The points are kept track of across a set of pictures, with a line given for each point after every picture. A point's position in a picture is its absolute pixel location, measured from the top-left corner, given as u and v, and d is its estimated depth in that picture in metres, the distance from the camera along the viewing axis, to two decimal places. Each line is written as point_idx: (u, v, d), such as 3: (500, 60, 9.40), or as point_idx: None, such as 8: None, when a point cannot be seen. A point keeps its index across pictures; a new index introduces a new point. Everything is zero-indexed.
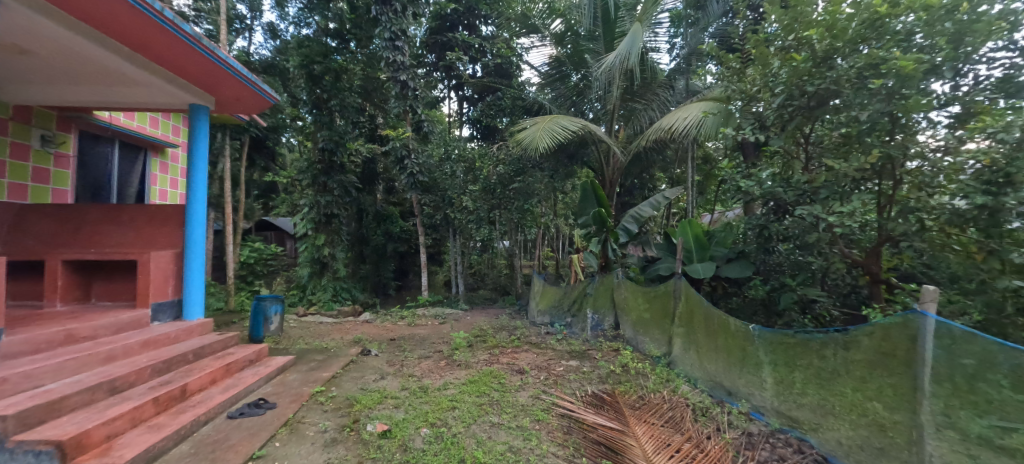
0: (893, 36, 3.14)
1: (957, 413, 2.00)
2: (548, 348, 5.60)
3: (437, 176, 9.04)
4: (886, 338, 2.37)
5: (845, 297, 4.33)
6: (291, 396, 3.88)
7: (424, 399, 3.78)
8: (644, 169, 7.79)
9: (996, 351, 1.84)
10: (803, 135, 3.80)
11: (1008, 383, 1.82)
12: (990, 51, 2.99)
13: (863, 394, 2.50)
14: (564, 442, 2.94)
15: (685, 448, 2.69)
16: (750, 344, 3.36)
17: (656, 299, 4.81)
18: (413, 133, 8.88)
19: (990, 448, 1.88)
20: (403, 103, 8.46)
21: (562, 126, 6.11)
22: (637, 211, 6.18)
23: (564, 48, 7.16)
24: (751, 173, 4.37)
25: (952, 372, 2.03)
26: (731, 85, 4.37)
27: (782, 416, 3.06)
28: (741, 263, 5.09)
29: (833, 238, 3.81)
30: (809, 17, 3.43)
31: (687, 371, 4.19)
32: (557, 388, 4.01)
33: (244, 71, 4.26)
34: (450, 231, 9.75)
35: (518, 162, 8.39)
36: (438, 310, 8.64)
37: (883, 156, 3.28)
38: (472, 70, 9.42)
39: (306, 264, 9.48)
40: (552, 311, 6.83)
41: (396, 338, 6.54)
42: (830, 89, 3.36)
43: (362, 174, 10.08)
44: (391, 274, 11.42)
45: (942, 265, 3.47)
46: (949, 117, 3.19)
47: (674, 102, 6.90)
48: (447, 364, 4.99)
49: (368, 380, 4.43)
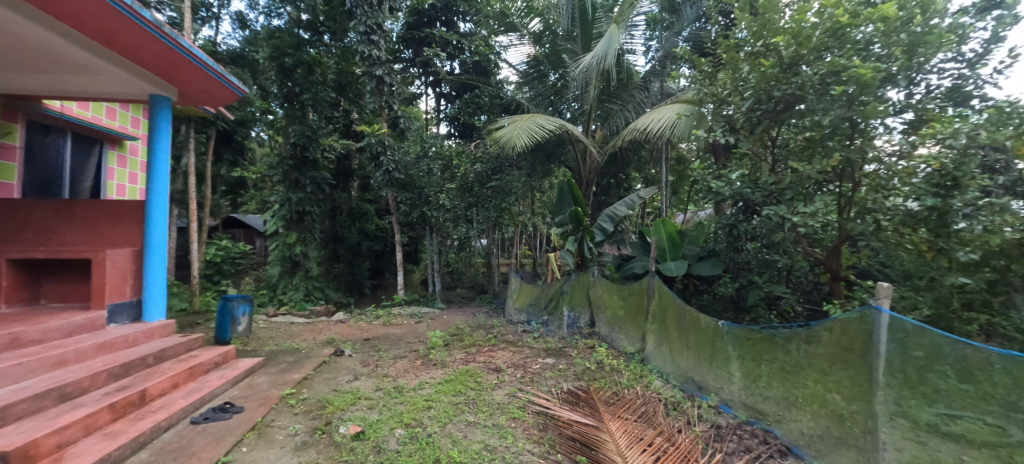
0: (853, 45, 3.29)
1: (909, 402, 2.13)
2: (524, 346, 5.62)
3: (414, 174, 8.92)
4: (845, 332, 2.48)
5: (808, 294, 4.51)
6: (259, 399, 3.75)
7: (399, 399, 3.73)
8: (619, 169, 7.92)
9: (943, 343, 1.97)
10: (770, 137, 3.94)
11: (954, 373, 1.95)
12: (940, 62, 3.20)
13: (824, 386, 2.61)
14: (540, 439, 2.96)
15: (657, 442, 2.75)
16: (719, 339, 3.46)
17: (630, 296, 4.90)
18: (389, 129, 8.73)
19: (938, 435, 2.01)
20: (379, 98, 8.32)
21: (539, 125, 6.13)
22: (613, 211, 6.27)
23: (542, 47, 7.19)
24: (721, 174, 4.53)
25: (904, 364, 2.15)
26: (703, 87, 4.48)
27: (749, 409, 3.17)
28: (713, 261, 5.21)
29: (797, 238, 3.98)
30: (776, 24, 3.55)
31: (659, 367, 4.29)
32: (532, 386, 4.03)
33: (210, 61, 4.06)
34: (427, 230, 9.66)
35: (496, 160, 8.39)
36: (415, 309, 8.55)
37: (843, 160, 3.45)
38: (450, 66, 9.32)
39: (277, 263, 9.19)
40: (529, 309, 6.85)
41: (370, 337, 6.43)
42: (795, 94, 3.50)
43: (336, 170, 9.84)
44: (366, 273, 11.21)
45: (896, 263, 3.68)
46: (903, 123, 3.37)
47: (649, 104, 7.05)
48: (422, 363, 4.94)
49: (340, 381, 4.33)
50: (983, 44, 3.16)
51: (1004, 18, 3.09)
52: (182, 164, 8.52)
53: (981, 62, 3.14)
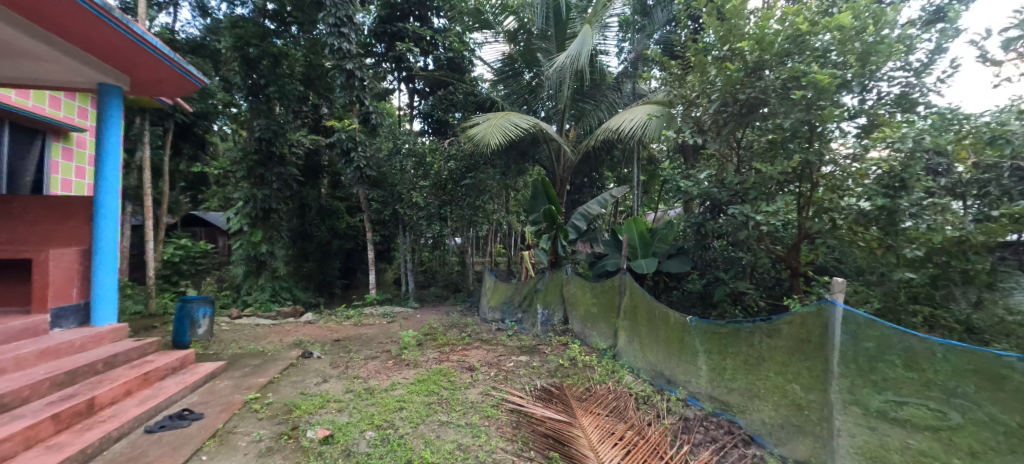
0: (812, 52, 3.44)
1: (861, 391, 2.25)
2: (498, 344, 5.62)
3: (387, 171, 8.75)
4: (803, 325, 2.60)
5: (770, 289, 4.70)
6: (220, 405, 3.58)
7: (370, 400, 3.65)
8: (593, 168, 8.03)
9: (892, 334, 2.09)
10: (735, 139, 4.07)
11: (901, 362, 2.07)
12: (890, 70, 3.40)
13: (784, 377, 2.73)
14: (513, 437, 2.96)
15: (627, 435, 2.79)
16: (687, 334, 3.57)
17: (603, 293, 4.97)
18: (361, 125, 8.55)
19: (886, 420, 2.13)
20: (350, 93, 8.10)
21: (514, 123, 6.11)
22: (586, 209, 6.33)
23: (517, 46, 7.21)
24: (690, 173, 4.66)
25: (856, 354, 2.28)
26: (673, 89, 4.58)
27: (714, 400, 3.28)
28: (682, 259, 5.32)
29: (760, 236, 4.15)
30: (742, 30, 3.67)
31: (630, 362, 4.38)
32: (506, 384, 4.03)
33: (166, 49, 3.83)
34: (400, 228, 9.50)
35: (470, 158, 8.33)
36: (387, 309, 8.41)
37: (803, 162, 3.62)
38: (423, 62, 9.17)
39: (241, 262, 8.82)
40: (502, 307, 6.86)
41: (341, 338, 6.26)
42: (758, 97, 3.64)
43: (305, 166, 9.53)
44: (337, 272, 10.93)
45: (850, 259, 3.88)
46: (857, 128, 3.56)
47: (621, 104, 7.18)
48: (394, 364, 4.85)
49: (308, 383, 4.20)
50: (927, 55, 3.39)
51: (946, 31, 3.33)
52: (136, 158, 8.03)
53: (926, 71, 3.36)
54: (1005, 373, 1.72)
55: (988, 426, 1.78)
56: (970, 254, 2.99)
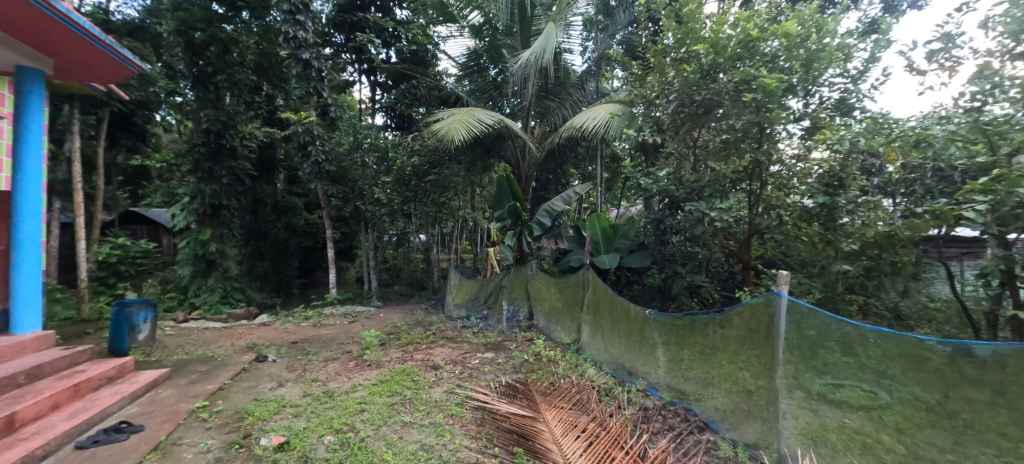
0: (762, 57, 3.62)
1: (803, 375, 2.41)
2: (463, 342, 5.59)
3: (347, 166, 8.45)
4: (753, 315, 2.74)
5: (724, 282, 4.96)
6: (163, 415, 3.34)
7: (329, 404, 3.52)
8: (558, 165, 8.11)
9: (830, 322, 2.24)
10: (692, 138, 4.21)
11: (839, 348, 2.23)
12: (831, 76, 3.64)
13: (735, 365, 2.87)
14: (477, 435, 2.96)
15: (590, 427, 2.82)
16: (647, 327, 3.68)
17: (567, 289, 5.03)
18: (319, 118, 8.21)
19: (826, 402, 2.29)
20: (306, 84, 7.73)
21: (478, 119, 6.06)
22: (551, 205, 6.32)
23: (481, 41, 7.14)
24: (651, 171, 4.83)
25: (799, 341, 2.44)
26: (633, 89, 4.68)
27: (672, 390, 3.42)
28: (642, 254, 5.52)
29: (715, 231, 4.35)
30: (698, 34, 3.78)
31: (593, 355, 4.49)
32: (471, 381, 4.01)
33: (95, 30, 3.48)
34: (363, 225, 9.25)
35: (434, 154, 8.17)
36: (349, 309, 8.16)
37: (753, 161, 3.82)
38: (385, 54, 8.90)
39: (188, 262, 8.26)
40: (468, 304, 6.84)
41: (298, 340, 6.01)
42: (712, 99, 3.79)
43: (259, 160, 9.04)
44: (295, 271, 10.48)
45: (794, 253, 4.13)
46: (801, 130, 3.76)
47: (585, 102, 7.29)
48: (356, 365, 4.71)
49: (262, 388, 3.99)
50: (863, 63, 3.66)
51: (879, 42, 3.60)
52: (64, 150, 7.31)
53: (862, 78, 3.63)
54: (925, 355, 1.89)
55: (912, 403, 1.95)
56: (898, 247, 3.21)
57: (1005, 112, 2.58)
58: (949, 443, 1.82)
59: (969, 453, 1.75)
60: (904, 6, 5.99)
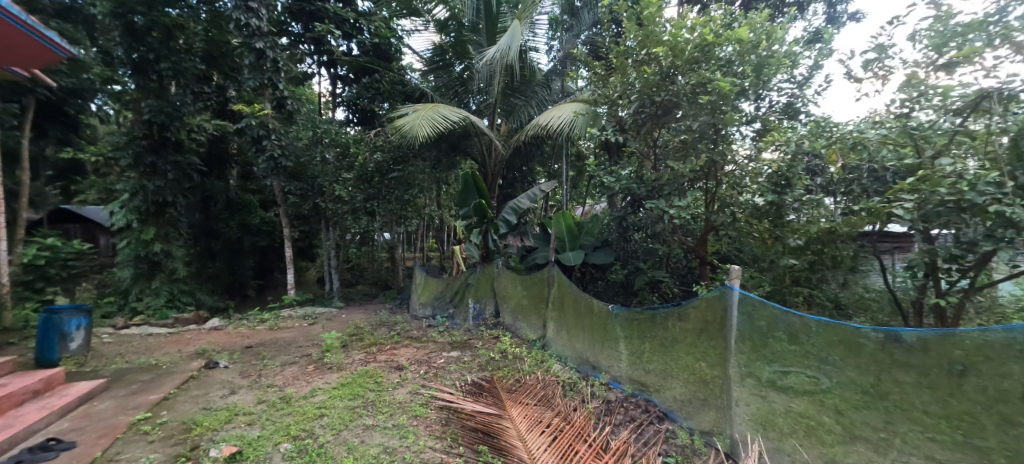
0: (716, 61, 3.76)
1: (754, 364, 2.54)
2: (428, 341, 5.51)
3: (306, 162, 8.12)
4: (708, 308, 2.86)
5: (683, 277, 5.16)
6: (99, 430, 3.08)
7: (286, 410, 3.38)
8: (524, 163, 8.16)
9: (778, 314, 2.38)
10: (653, 138, 4.33)
11: (786, 337, 2.37)
12: (779, 82, 3.86)
13: (693, 356, 2.99)
14: (442, 434, 2.93)
15: (554, 422, 2.84)
16: (610, 321, 3.77)
17: (533, 286, 5.07)
18: (274, 111, 7.83)
19: (774, 388, 2.43)
20: (260, 75, 7.37)
21: (443, 116, 5.97)
22: (516, 203, 6.24)
23: (447, 36, 7.08)
24: (614, 170, 4.92)
25: (750, 332, 2.57)
26: (597, 89, 4.77)
27: (634, 382, 3.52)
28: (606, 251, 5.67)
29: (674, 228, 4.51)
30: (657, 36, 3.89)
31: (559, 351, 4.55)
32: (436, 381, 3.96)
33: (15, 10, 3.14)
34: (324, 223, 9.04)
35: (398, 150, 8.00)
36: (309, 310, 7.85)
37: (709, 161, 4.00)
38: (346, 47, 8.58)
39: (128, 264, 7.67)
40: (433, 303, 6.76)
41: (253, 344, 5.72)
42: (671, 100, 3.91)
43: (208, 155, 8.51)
44: (250, 272, 9.99)
45: (748, 249, 4.35)
46: (753, 132, 3.97)
47: (550, 101, 7.35)
48: (315, 368, 4.53)
49: (212, 397, 3.77)
50: (808, 69, 3.89)
51: (822, 50, 3.85)
52: None
53: (807, 84, 3.86)
54: (860, 342, 2.03)
55: (850, 386, 2.10)
56: (839, 241, 3.45)
57: (930, 118, 2.86)
58: (881, 422, 1.97)
59: (899, 430, 1.91)
60: (845, 18, 6.44)
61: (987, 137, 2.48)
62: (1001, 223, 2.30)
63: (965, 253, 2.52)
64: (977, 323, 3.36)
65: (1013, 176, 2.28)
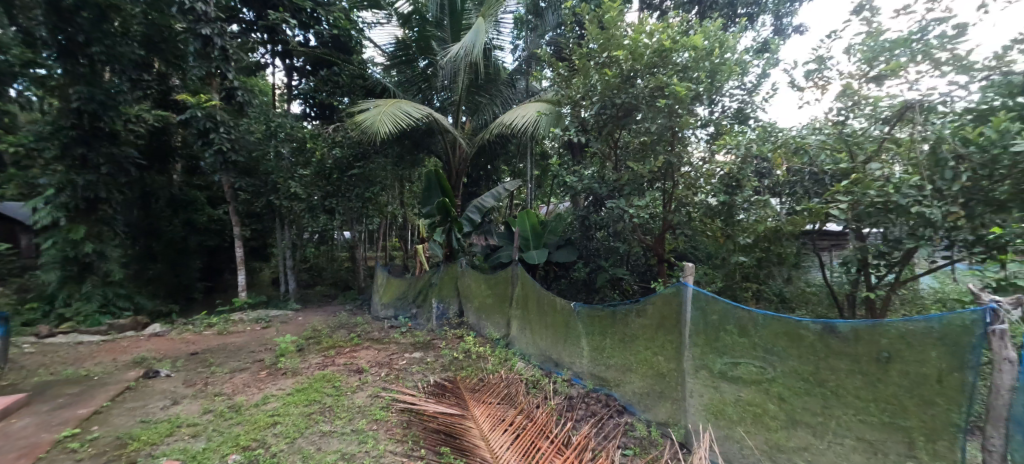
0: (673, 66, 3.89)
1: (706, 356, 2.66)
2: (390, 343, 5.39)
3: (258, 157, 7.71)
4: (665, 304, 2.96)
5: (642, 274, 5.33)
6: (18, 450, 2.79)
7: (235, 419, 3.19)
8: (489, 161, 8.13)
9: (728, 308, 2.51)
10: (614, 139, 4.46)
11: (736, 330, 2.50)
12: (730, 88, 4.06)
13: (651, 350, 3.09)
14: (403, 438, 2.89)
15: (517, 420, 2.84)
16: (572, 319, 3.83)
17: (497, 284, 5.06)
18: (222, 102, 7.41)
19: (724, 379, 2.56)
20: (207, 64, 6.91)
21: (405, 112, 5.83)
22: (480, 202, 6.20)
23: (410, 30, 6.93)
24: (577, 170, 4.97)
25: (702, 327, 2.69)
26: (560, 90, 4.83)
27: (595, 378, 3.61)
28: (569, 249, 5.70)
29: (634, 228, 4.64)
30: (618, 41, 3.99)
31: (522, 349, 4.58)
32: (397, 383, 3.88)
33: None
34: (278, 222, 8.64)
35: (358, 146, 7.78)
36: (262, 313, 7.46)
37: (666, 163, 4.15)
38: (303, 37, 8.22)
39: (54, 266, 6.98)
40: (396, 303, 6.62)
41: (200, 350, 5.38)
42: (631, 103, 4.01)
43: (148, 147, 7.89)
44: (197, 273, 9.38)
45: (702, 247, 4.57)
46: (707, 135, 4.16)
47: (514, 100, 7.38)
48: (268, 374, 4.32)
49: (151, 408, 3.50)
50: (757, 77, 4.12)
51: (770, 60, 4.08)
52: None
53: (756, 91, 4.09)
54: (801, 333, 2.18)
55: (791, 375, 2.24)
56: (783, 239, 3.71)
57: (862, 126, 3.10)
58: (818, 407, 2.12)
59: (834, 414, 2.06)
60: (789, 31, 6.89)
61: (911, 144, 2.72)
62: (922, 222, 2.53)
63: (892, 250, 2.77)
64: (900, 313, 3.69)
65: (932, 180, 2.52)
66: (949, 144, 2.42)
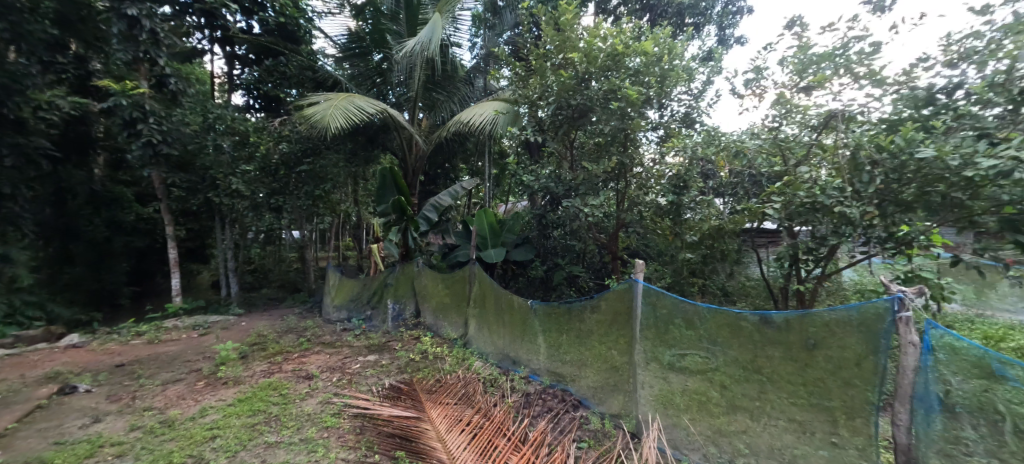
0: (625, 70, 4.02)
1: (656, 349, 2.78)
2: (343, 346, 5.20)
3: (195, 150, 7.15)
4: (618, 299, 3.07)
5: (597, 271, 5.50)
6: None
7: (167, 435, 2.95)
8: (446, 159, 8.04)
9: (676, 303, 2.64)
10: (570, 139, 4.56)
11: (683, 323, 2.63)
12: (678, 93, 4.26)
13: (605, 345, 3.19)
14: (356, 445, 2.81)
15: (474, 419, 2.81)
16: (529, 316, 3.87)
17: (454, 283, 5.01)
18: (151, 90, 6.79)
19: (671, 370, 2.70)
20: (134, 47, 6.30)
21: (358, 107, 5.62)
22: (437, 200, 6.12)
23: (364, 23, 6.71)
24: (535, 169, 5.03)
25: (652, 321, 2.81)
26: (518, 89, 4.87)
27: (552, 374, 3.68)
28: (526, 248, 5.75)
29: (590, 226, 4.75)
30: (572, 43, 4.09)
31: (480, 348, 4.58)
32: (350, 388, 3.75)
33: None
34: (218, 221, 8.07)
35: (307, 141, 7.42)
36: (199, 318, 6.94)
37: (620, 164, 4.29)
38: (245, 23, 7.72)
39: None
40: (349, 305, 6.39)
41: (126, 362, 4.92)
42: (586, 104, 4.11)
43: (64, 138, 7.06)
44: (123, 277, 8.56)
45: (652, 245, 4.76)
46: (656, 138, 4.35)
47: (472, 98, 7.35)
48: (206, 385, 4.03)
49: (67, 428, 3.15)
50: (702, 84, 4.36)
51: (714, 68, 4.33)
52: None
53: (701, 97, 4.32)
54: (740, 324, 2.33)
55: (731, 364, 2.40)
56: (726, 238, 3.92)
57: (794, 132, 3.37)
58: (755, 393, 2.28)
59: (768, 398, 2.23)
60: (731, 41, 7.36)
61: (834, 150, 2.98)
62: (843, 221, 2.78)
63: (818, 246, 3.05)
64: (824, 304, 4.05)
65: (851, 183, 2.79)
66: (866, 151, 2.69)
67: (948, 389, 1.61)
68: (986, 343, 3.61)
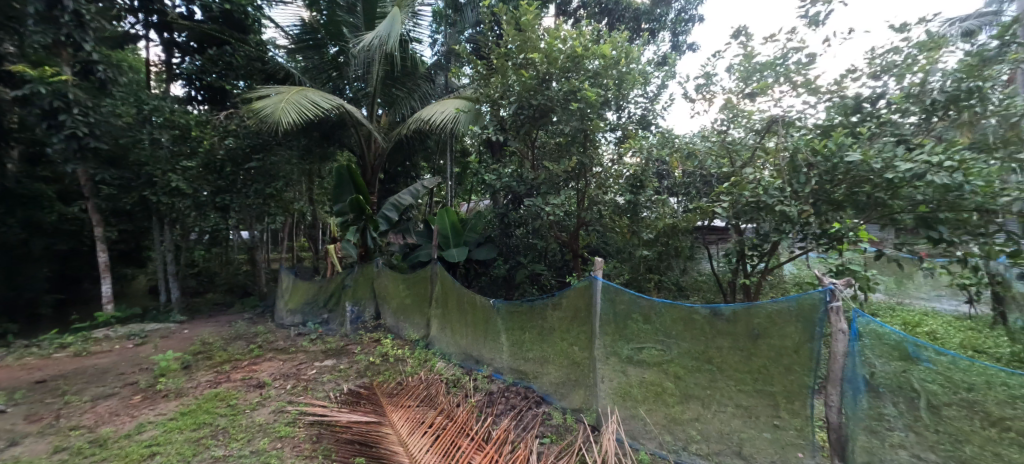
0: (585, 72, 4.10)
1: (615, 344, 2.86)
2: (298, 352, 4.97)
3: (128, 144, 6.57)
4: (578, 296, 3.13)
5: (559, 269, 5.60)
6: None
7: (98, 456, 2.70)
8: (407, 157, 7.89)
9: (634, 299, 2.72)
10: (532, 139, 4.60)
11: (640, 317, 2.72)
12: (635, 96, 4.42)
13: (566, 341, 3.26)
14: (312, 454, 2.70)
15: (437, 421, 2.78)
16: (492, 315, 3.88)
17: (416, 283, 4.92)
18: (75, 77, 6.18)
19: (630, 363, 2.79)
20: (53, 29, 5.71)
21: (312, 101, 5.39)
22: (397, 199, 5.96)
23: (319, 14, 6.42)
24: (497, 168, 5.03)
25: (611, 317, 2.88)
26: (479, 87, 4.86)
27: (515, 372, 3.71)
28: (489, 247, 5.71)
29: (552, 225, 4.81)
30: (533, 44, 4.12)
31: (442, 349, 4.54)
32: (305, 395, 3.60)
33: None
34: (156, 221, 7.47)
35: (257, 136, 7.04)
36: (135, 327, 6.39)
37: (580, 164, 4.38)
38: (186, 9, 7.21)
39: None
40: (304, 308, 6.13)
41: (48, 377, 4.46)
42: (547, 104, 4.15)
43: None
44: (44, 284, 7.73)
45: (611, 243, 4.91)
46: (615, 138, 4.49)
47: (433, 95, 7.23)
48: (143, 398, 3.73)
49: None
50: (657, 88, 4.54)
51: (668, 73, 4.52)
52: None
53: (656, 100, 4.50)
54: (693, 317, 2.45)
55: (684, 356, 2.51)
56: (680, 235, 4.18)
57: (740, 136, 3.62)
58: (706, 382, 2.41)
59: (717, 386, 2.36)
60: (684, 47, 7.70)
61: (776, 153, 3.18)
62: (784, 219, 2.98)
63: (761, 243, 3.26)
64: (767, 296, 4.35)
65: (790, 184, 2.99)
66: (803, 154, 2.91)
67: (873, 371, 1.78)
68: (907, 329, 3.99)
